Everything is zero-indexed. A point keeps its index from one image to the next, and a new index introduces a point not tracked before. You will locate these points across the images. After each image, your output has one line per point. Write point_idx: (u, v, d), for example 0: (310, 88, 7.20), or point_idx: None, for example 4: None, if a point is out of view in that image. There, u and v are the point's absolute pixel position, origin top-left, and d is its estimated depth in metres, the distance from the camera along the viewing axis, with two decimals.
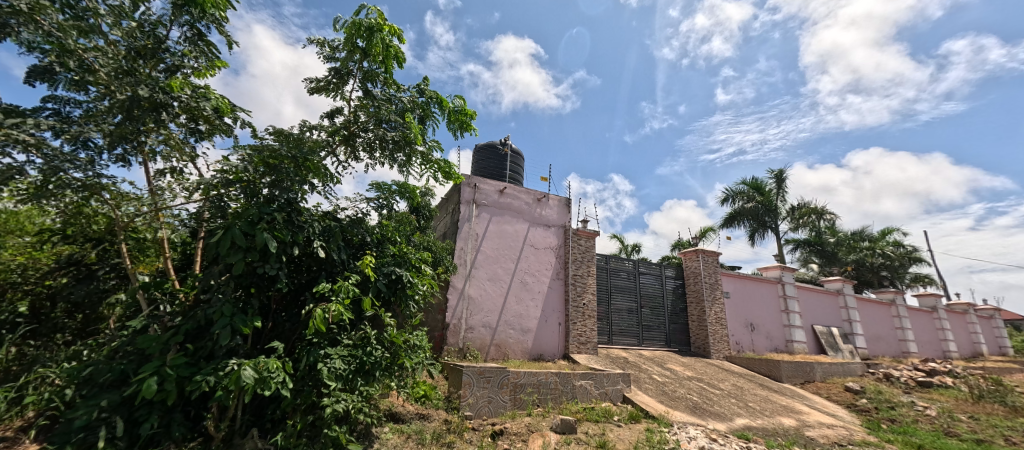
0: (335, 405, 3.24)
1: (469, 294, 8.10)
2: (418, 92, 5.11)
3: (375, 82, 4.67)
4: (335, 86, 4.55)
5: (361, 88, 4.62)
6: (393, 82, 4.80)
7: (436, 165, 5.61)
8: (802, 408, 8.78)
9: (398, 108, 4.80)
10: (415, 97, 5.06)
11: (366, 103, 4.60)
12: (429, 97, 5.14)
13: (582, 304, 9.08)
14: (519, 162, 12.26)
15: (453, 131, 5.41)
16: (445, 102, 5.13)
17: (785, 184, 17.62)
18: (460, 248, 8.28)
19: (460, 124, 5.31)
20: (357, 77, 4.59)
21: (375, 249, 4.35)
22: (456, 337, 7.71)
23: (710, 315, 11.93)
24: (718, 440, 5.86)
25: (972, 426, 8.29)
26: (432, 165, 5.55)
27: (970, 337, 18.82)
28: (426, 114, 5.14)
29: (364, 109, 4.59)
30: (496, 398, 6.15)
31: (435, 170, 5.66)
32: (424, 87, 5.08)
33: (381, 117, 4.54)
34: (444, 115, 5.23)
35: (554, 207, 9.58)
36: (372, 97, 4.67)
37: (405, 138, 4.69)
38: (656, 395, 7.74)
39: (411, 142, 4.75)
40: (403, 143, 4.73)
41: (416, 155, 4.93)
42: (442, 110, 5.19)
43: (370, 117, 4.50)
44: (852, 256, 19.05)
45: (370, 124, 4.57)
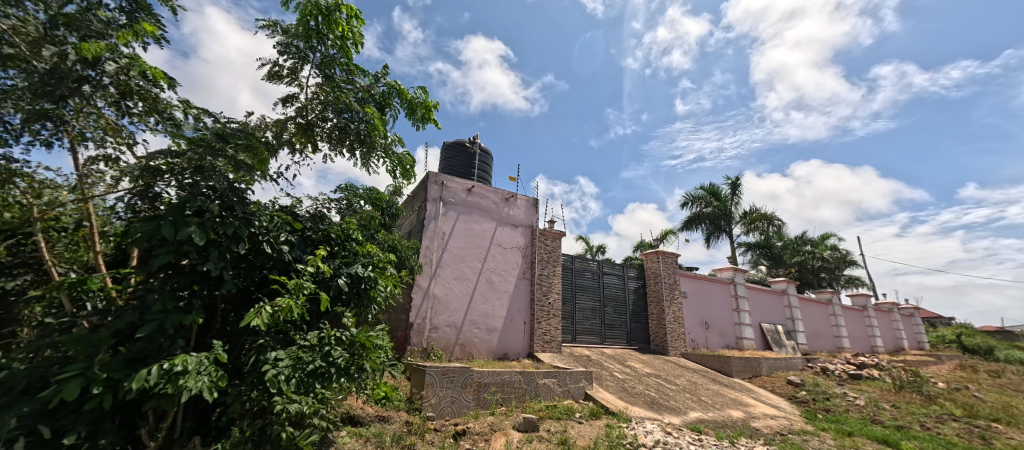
0: (287, 408, 3.10)
1: (434, 293, 7.99)
2: (378, 80, 4.99)
3: (334, 70, 4.52)
4: (293, 73, 4.38)
5: (318, 74, 4.45)
6: (353, 70, 4.66)
7: (398, 159, 5.53)
8: (749, 401, 9.36)
9: (358, 97, 4.69)
10: (374, 85, 4.93)
11: (323, 90, 4.44)
12: (390, 86, 5.03)
13: (548, 304, 9.20)
14: (487, 161, 12.25)
15: (415, 122, 5.33)
16: (406, 92, 5.06)
17: (739, 190, 18.68)
18: (425, 247, 8.15)
19: (422, 116, 5.24)
20: (314, 63, 4.44)
21: (336, 247, 4.20)
22: (420, 337, 7.59)
23: (668, 314, 12.47)
24: (673, 433, 6.14)
25: (893, 413, 9.18)
26: (394, 158, 5.47)
27: (894, 333, 20.80)
28: (386, 102, 5.02)
29: (322, 97, 4.43)
30: (459, 398, 6.11)
31: (395, 164, 5.56)
32: (384, 75, 4.98)
33: (340, 105, 4.41)
34: (405, 105, 5.15)
35: (522, 207, 9.64)
36: (331, 84, 4.50)
37: (366, 129, 4.56)
38: (616, 391, 7.99)
39: (373, 135, 4.66)
40: (363, 134, 4.61)
41: (378, 147, 4.82)
42: (403, 100, 5.11)
43: (327, 105, 4.37)
44: (796, 259, 20.54)
45: (328, 113, 4.45)
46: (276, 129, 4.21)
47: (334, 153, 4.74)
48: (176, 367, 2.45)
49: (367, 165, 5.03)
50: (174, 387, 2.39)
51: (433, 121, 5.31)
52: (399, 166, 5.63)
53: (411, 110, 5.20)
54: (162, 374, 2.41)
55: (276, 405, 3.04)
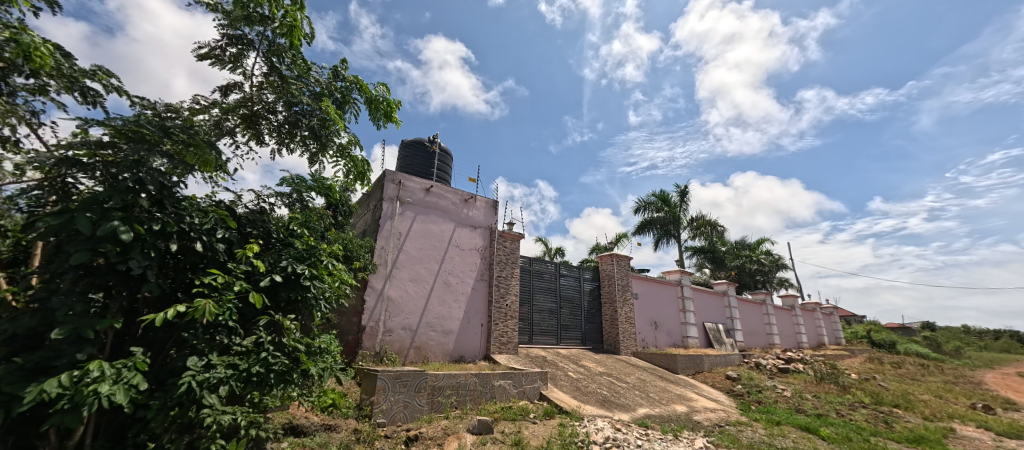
0: (221, 419, 2.86)
1: (389, 295, 7.76)
2: (336, 74, 4.79)
3: (282, 58, 4.28)
4: (236, 60, 4.10)
5: (264, 63, 4.19)
6: (305, 61, 4.44)
7: (353, 159, 5.33)
8: (692, 396, 9.98)
9: (312, 91, 4.47)
10: (330, 79, 4.73)
11: (270, 79, 4.18)
12: (348, 81, 4.83)
13: (505, 305, 9.26)
14: (447, 161, 12.10)
15: (374, 120, 5.17)
16: (366, 89, 4.90)
17: (687, 197, 19.86)
18: (380, 247, 7.89)
19: (382, 115, 5.11)
20: (260, 50, 4.17)
21: (282, 248, 3.97)
22: (372, 341, 7.33)
23: (621, 314, 12.98)
24: (622, 429, 6.39)
25: (814, 403, 10.17)
26: (348, 158, 5.25)
27: (817, 330, 23.02)
28: (345, 99, 4.83)
29: (269, 86, 4.18)
30: (412, 403, 5.98)
31: (350, 166, 5.38)
32: (342, 69, 4.79)
33: (290, 97, 4.18)
34: (365, 102, 5.00)
35: (481, 208, 9.64)
36: (278, 74, 4.25)
37: (319, 124, 4.37)
38: (570, 391, 8.20)
39: (330, 133, 4.47)
40: (316, 129, 4.41)
41: (333, 146, 4.63)
42: (364, 97, 4.96)
43: (276, 96, 4.13)
44: (735, 263, 22.18)
45: (276, 104, 4.21)
46: (215, 118, 3.89)
47: (282, 148, 4.48)
48: (87, 374, 2.21)
49: (319, 162, 4.82)
50: (82, 396, 2.15)
51: (393, 120, 5.19)
52: (353, 173, 5.48)
53: (371, 108, 5.05)
54: (69, 380, 2.18)
55: (206, 416, 2.79)
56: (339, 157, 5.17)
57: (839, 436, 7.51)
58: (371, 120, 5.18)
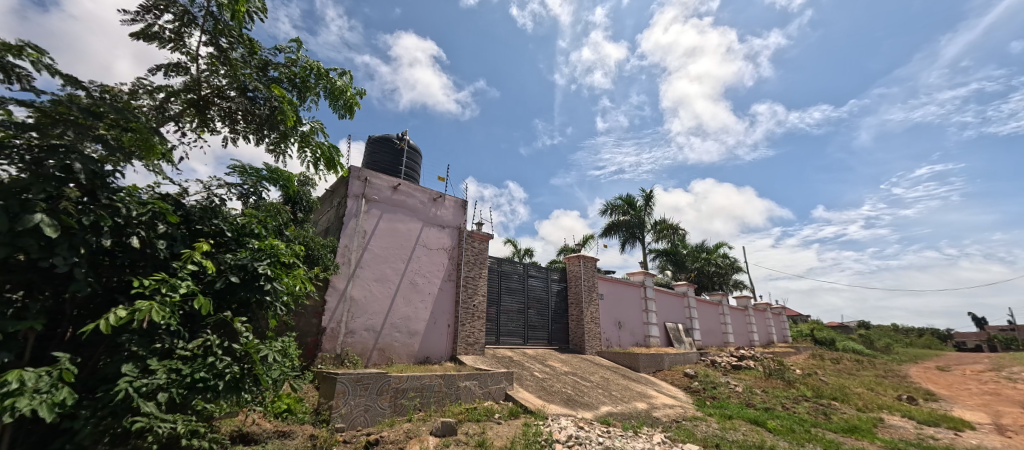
0: (163, 429, 2.64)
1: (352, 295, 7.50)
2: (292, 58, 4.57)
3: (230, 38, 4.01)
4: (178, 40, 3.82)
5: (210, 43, 3.93)
6: (254, 42, 4.19)
7: (317, 148, 5.11)
8: (652, 393, 10.33)
9: (264, 75, 4.27)
10: (288, 63, 4.52)
11: (216, 62, 3.91)
12: (306, 64, 4.61)
13: (472, 306, 9.19)
14: (416, 159, 11.87)
15: (335, 108, 4.98)
16: (325, 74, 4.70)
17: (651, 201, 20.56)
18: (344, 246, 7.60)
19: (344, 104, 4.92)
20: (205, 28, 3.90)
21: (233, 246, 3.72)
22: (333, 343, 7.06)
23: (586, 315, 13.24)
24: (584, 427, 6.51)
25: (763, 397, 10.81)
26: (310, 146, 5.02)
27: (767, 329, 24.49)
28: (305, 85, 4.63)
29: (217, 69, 3.92)
30: (374, 406, 5.81)
31: (318, 154, 5.18)
32: (296, 51, 4.57)
33: (243, 81, 3.94)
34: (325, 89, 4.80)
35: (450, 208, 9.54)
36: (226, 56, 3.99)
37: (275, 111, 4.18)
38: (535, 391, 8.26)
39: (287, 120, 4.26)
40: (271, 117, 4.22)
41: (294, 134, 4.43)
42: (323, 83, 4.76)
43: (227, 79, 3.89)
44: (695, 265, 23.21)
45: (228, 88, 3.96)
46: (157, 102, 3.61)
47: (234, 135, 4.24)
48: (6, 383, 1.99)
49: (277, 152, 4.61)
50: None
51: (352, 112, 5.01)
52: (319, 161, 5.28)
53: (332, 96, 4.86)
54: None
55: (147, 426, 2.55)
56: (300, 146, 4.96)
57: (784, 427, 8.02)
58: (332, 108, 4.98)
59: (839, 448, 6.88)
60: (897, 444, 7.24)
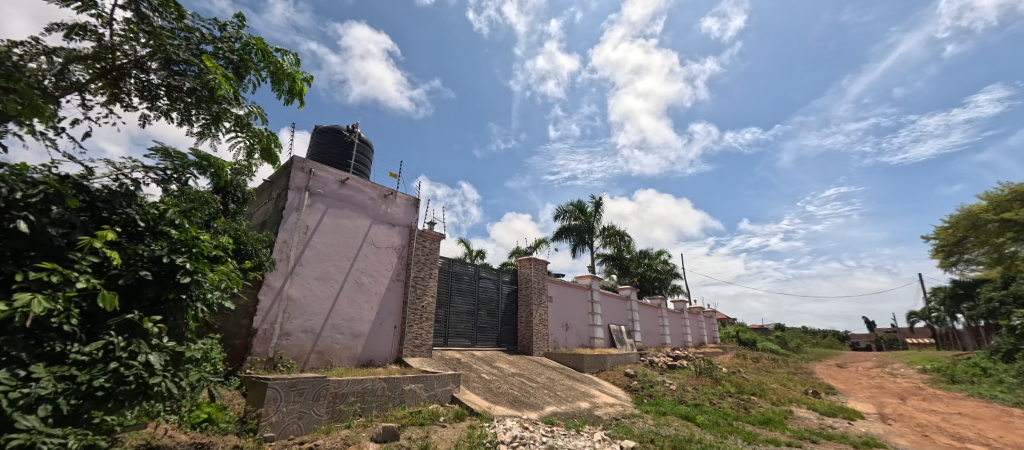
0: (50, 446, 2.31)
1: (289, 294, 7.04)
2: (231, 32, 4.22)
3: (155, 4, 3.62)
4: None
5: (128, 7, 3.50)
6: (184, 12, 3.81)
7: (255, 135, 4.76)
8: (595, 393, 10.76)
9: (195, 48, 3.92)
10: (225, 38, 4.17)
11: (136, 29, 3.51)
12: (246, 40, 4.27)
13: (420, 307, 9.01)
14: (366, 152, 11.39)
15: (280, 94, 4.68)
16: (269, 56, 4.40)
17: (601, 208, 21.41)
18: (282, 241, 7.12)
19: (289, 90, 4.62)
20: None
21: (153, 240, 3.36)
22: (265, 346, 6.58)
23: (535, 317, 13.47)
24: (529, 427, 6.63)
25: (694, 394, 11.65)
26: (247, 130, 4.67)
27: (699, 331, 26.44)
28: (245, 64, 4.30)
29: (135, 37, 3.52)
30: (309, 414, 5.49)
31: (253, 142, 4.80)
32: (236, 27, 4.23)
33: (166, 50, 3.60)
34: (269, 72, 4.50)
35: (401, 205, 9.29)
36: (147, 23, 3.58)
37: (208, 88, 3.85)
38: (481, 392, 8.26)
39: (219, 99, 3.94)
40: (203, 94, 3.88)
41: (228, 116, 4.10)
42: (268, 66, 4.47)
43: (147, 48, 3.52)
44: (638, 270, 24.49)
45: (149, 60, 3.59)
46: (57, 67, 3.16)
47: (154, 110, 3.88)
48: None
49: (207, 134, 4.25)
50: None
51: (300, 99, 4.72)
52: (254, 149, 4.89)
53: (277, 80, 4.56)
54: None
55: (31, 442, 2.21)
56: (233, 129, 4.59)
57: (710, 422, 8.70)
58: (275, 94, 4.67)
59: (756, 438, 7.60)
60: (803, 433, 8.14)
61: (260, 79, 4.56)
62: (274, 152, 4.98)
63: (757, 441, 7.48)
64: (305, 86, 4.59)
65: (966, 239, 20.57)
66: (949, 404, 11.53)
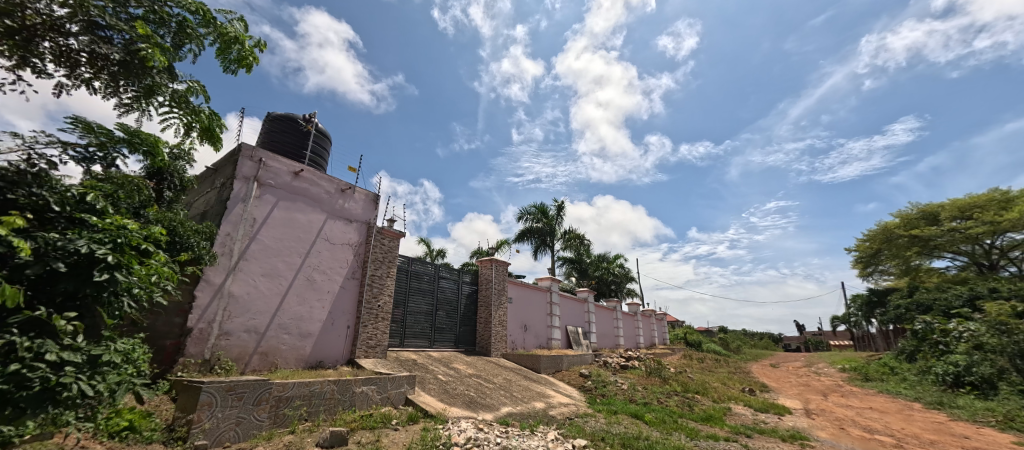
0: None
1: (231, 291, 6.57)
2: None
3: None
4: None
5: None
6: None
7: (196, 113, 4.44)
8: (550, 393, 10.94)
9: (123, 11, 3.58)
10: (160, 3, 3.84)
11: None
12: (185, 5, 3.96)
13: (376, 307, 8.74)
14: (324, 144, 10.90)
15: (227, 63, 4.42)
16: (211, 21, 4.11)
17: (562, 211, 21.85)
18: (225, 234, 6.62)
19: (237, 57, 4.36)
20: None
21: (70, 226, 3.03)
22: (201, 346, 6.10)
23: (494, 318, 13.49)
24: (484, 429, 6.63)
25: (644, 393, 12.17)
26: (185, 107, 4.34)
27: (650, 332, 27.68)
28: (185, 32, 3.99)
29: None
30: (249, 419, 5.14)
31: (192, 119, 4.45)
32: None
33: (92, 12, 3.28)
34: (211, 36, 4.20)
35: (360, 201, 9.00)
36: None
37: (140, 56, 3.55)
38: (437, 394, 8.14)
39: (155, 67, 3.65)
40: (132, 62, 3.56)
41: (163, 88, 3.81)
42: (209, 29, 4.17)
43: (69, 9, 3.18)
44: (596, 273, 25.21)
45: (70, 22, 3.24)
46: None
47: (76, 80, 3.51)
48: None
49: (138, 109, 3.90)
50: None
51: (250, 66, 4.49)
52: (194, 128, 4.55)
53: (222, 47, 4.29)
54: None
55: None
56: (169, 105, 4.25)
57: (657, 419, 9.13)
58: (220, 63, 4.39)
59: (698, 434, 8.05)
60: (739, 428, 8.73)
61: (200, 47, 4.26)
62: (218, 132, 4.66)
63: (699, 436, 7.93)
64: (253, 53, 4.36)
65: (881, 251, 23.09)
66: (863, 399, 12.87)
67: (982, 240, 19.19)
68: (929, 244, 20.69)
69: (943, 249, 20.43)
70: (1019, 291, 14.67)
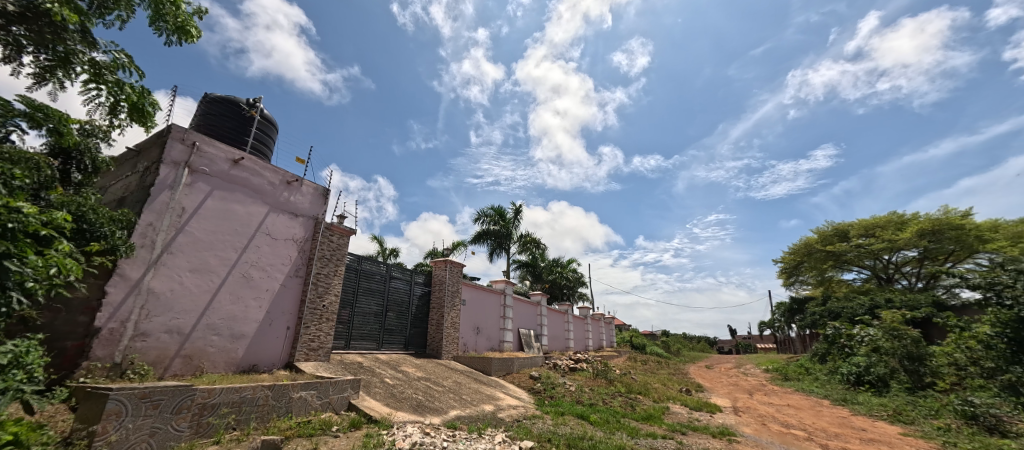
0: None
1: (150, 287, 5.90)
2: None
3: None
4: None
5: None
6: None
7: (123, 88, 3.97)
8: (500, 395, 10.97)
9: None
10: None
11: None
12: None
13: (321, 307, 8.29)
14: (269, 131, 10.18)
15: (161, 32, 4.01)
16: None
17: (520, 215, 22.05)
18: (147, 224, 5.94)
19: (173, 25, 3.98)
20: None
21: None
22: (111, 348, 5.43)
23: (447, 319, 13.29)
24: (430, 433, 6.49)
25: (590, 394, 12.56)
26: (110, 81, 3.88)
27: (599, 335, 28.67)
28: None
29: None
30: (166, 430, 4.65)
31: (119, 97, 3.98)
32: None
33: None
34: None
35: (307, 194, 8.53)
36: None
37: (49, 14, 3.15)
38: (383, 398, 7.85)
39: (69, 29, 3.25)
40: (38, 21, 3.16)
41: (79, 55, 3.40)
42: None
43: None
44: (550, 277, 25.69)
45: None
46: None
47: None
48: None
49: (50, 80, 3.45)
50: None
51: (189, 36, 4.11)
52: (120, 107, 4.07)
53: (155, 13, 3.90)
54: None
55: None
56: (89, 79, 3.79)
57: (602, 419, 9.48)
58: (155, 31, 4.00)
59: (638, 433, 8.45)
60: (676, 426, 9.27)
61: (130, 13, 3.89)
62: (149, 110, 4.22)
63: (639, 435, 8.32)
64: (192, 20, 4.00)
65: (801, 263, 25.70)
66: (782, 397, 14.20)
67: (881, 256, 21.98)
68: (841, 259, 23.34)
69: (851, 263, 23.14)
70: (908, 302, 16.93)
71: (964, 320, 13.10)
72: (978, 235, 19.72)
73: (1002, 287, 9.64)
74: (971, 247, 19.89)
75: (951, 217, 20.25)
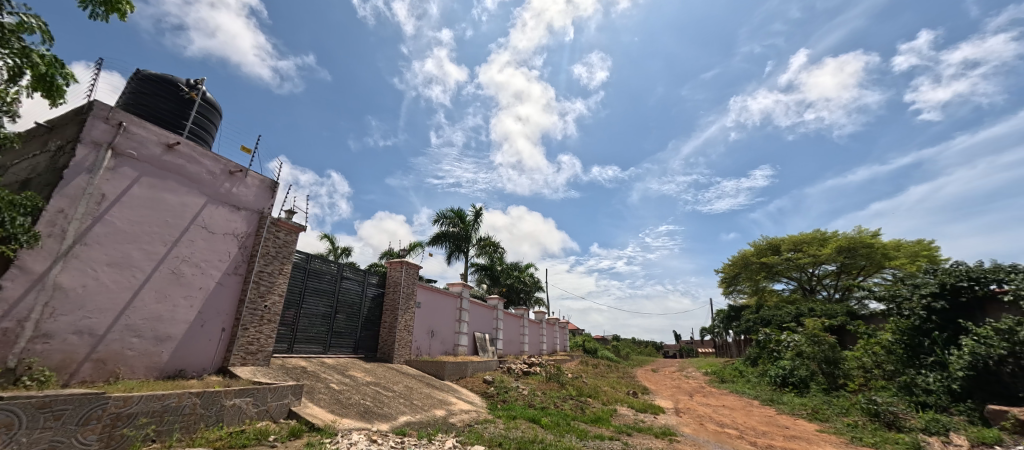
0: None
1: (56, 282, 5.19)
2: None
3: None
4: None
5: None
6: None
7: (28, 56, 3.53)
8: (452, 400, 10.82)
9: None
10: None
11: None
12: None
13: (262, 308, 7.77)
14: (210, 116, 9.42)
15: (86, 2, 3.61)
16: None
17: (480, 218, 21.98)
18: (57, 210, 5.24)
19: None
20: None
21: None
22: (3, 352, 4.70)
23: (400, 322, 12.91)
24: (377, 440, 6.25)
25: (542, 398, 12.72)
26: (12, 47, 3.42)
27: (553, 339, 29.17)
28: None
29: None
30: (69, 444, 4.07)
31: (21, 64, 3.53)
32: None
33: None
34: None
35: (251, 187, 8.01)
36: None
37: None
38: (327, 405, 7.46)
39: None
40: None
41: None
42: None
43: None
44: (508, 281, 25.81)
45: None
46: None
47: None
48: None
49: None
50: None
51: (119, 11, 3.75)
52: (21, 75, 3.60)
53: None
54: None
55: None
56: None
57: (553, 422, 9.63)
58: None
59: (587, 435, 8.68)
60: (622, 428, 9.63)
61: None
62: (59, 84, 3.79)
63: (587, 437, 8.54)
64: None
65: (739, 273, 27.78)
66: (719, 398, 15.20)
67: (807, 268, 24.31)
68: (773, 270, 25.53)
69: (781, 274, 25.37)
70: (827, 311, 18.84)
71: (871, 328, 14.79)
72: (884, 253, 22.37)
73: (902, 299, 10.98)
74: (878, 263, 22.54)
75: (863, 236, 22.87)
